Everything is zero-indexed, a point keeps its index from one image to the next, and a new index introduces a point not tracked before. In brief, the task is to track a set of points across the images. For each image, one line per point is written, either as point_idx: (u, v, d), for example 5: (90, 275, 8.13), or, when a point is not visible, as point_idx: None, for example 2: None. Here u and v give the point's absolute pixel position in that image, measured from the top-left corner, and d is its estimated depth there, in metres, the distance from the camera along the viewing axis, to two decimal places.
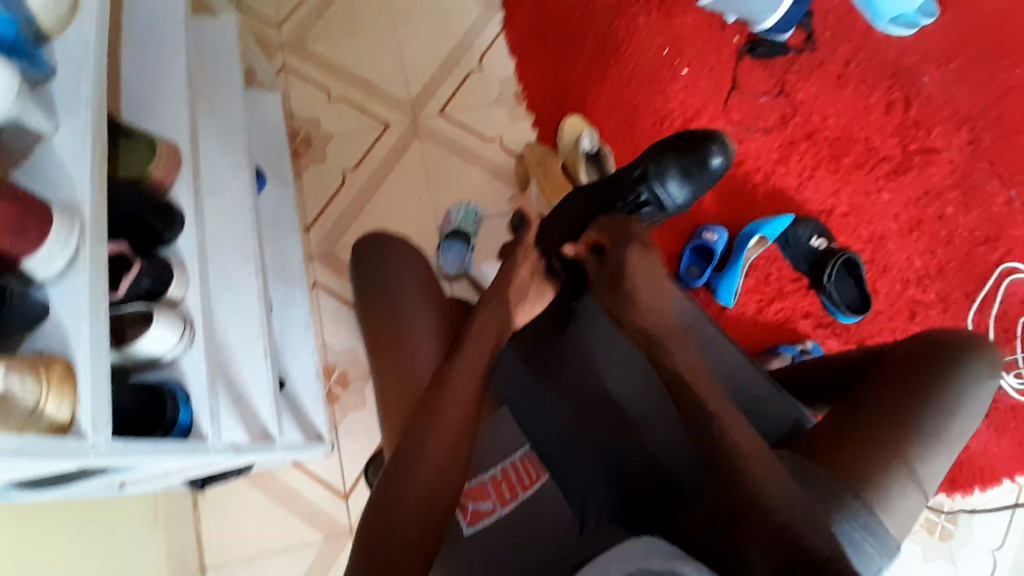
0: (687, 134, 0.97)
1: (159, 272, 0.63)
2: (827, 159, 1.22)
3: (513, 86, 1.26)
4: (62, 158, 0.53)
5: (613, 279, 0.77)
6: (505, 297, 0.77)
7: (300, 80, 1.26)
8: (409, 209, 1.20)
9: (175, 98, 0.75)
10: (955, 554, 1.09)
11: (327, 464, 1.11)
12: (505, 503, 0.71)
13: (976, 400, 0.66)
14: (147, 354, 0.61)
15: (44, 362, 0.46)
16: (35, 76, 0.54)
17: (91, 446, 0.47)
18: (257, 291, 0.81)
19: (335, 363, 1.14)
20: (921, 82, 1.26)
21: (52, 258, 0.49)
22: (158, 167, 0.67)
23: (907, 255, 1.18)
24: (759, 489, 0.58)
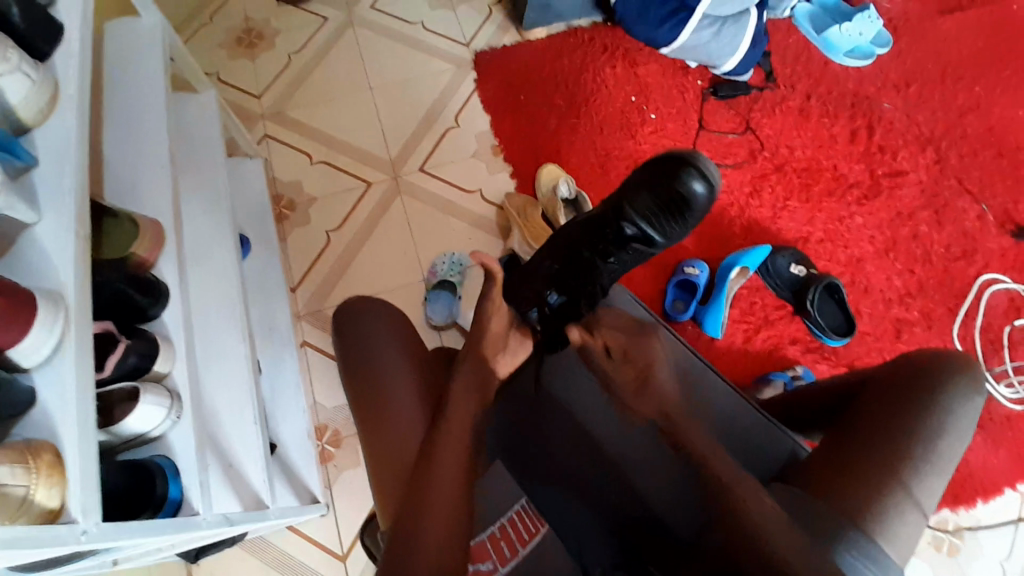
0: (664, 156, 0.75)
1: (146, 348, 0.63)
2: (798, 188, 1.26)
3: (489, 139, 1.30)
4: (46, 246, 0.55)
5: (624, 352, 0.76)
6: (486, 351, 0.75)
7: (281, 147, 1.29)
8: (394, 265, 1.21)
9: (160, 175, 0.77)
10: (969, 573, 1.07)
11: (323, 528, 1.08)
12: (505, 561, 0.68)
13: (965, 418, 0.67)
14: (135, 430, 0.61)
15: (33, 451, 0.46)
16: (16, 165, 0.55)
17: (83, 530, 0.46)
18: (246, 357, 0.81)
19: (327, 423, 1.13)
20: (882, 108, 1.31)
21: (38, 345, 0.49)
22: (142, 246, 0.68)
23: (886, 275, 1.20)
24: (761, 533, 0.58)
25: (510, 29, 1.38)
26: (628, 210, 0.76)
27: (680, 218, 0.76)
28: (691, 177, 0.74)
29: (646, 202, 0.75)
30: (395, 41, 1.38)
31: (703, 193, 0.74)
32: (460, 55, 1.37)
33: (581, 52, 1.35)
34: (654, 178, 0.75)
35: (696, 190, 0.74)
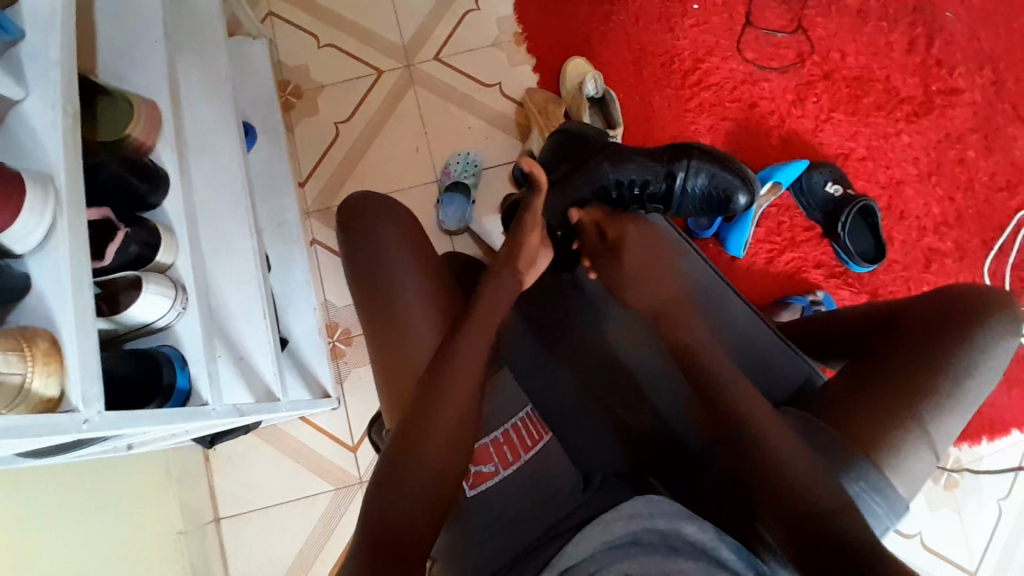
0: (730, 157, 0.82)
1: (147, 237, 0.60)
2: (845, 100, 1.16)
3: (512, 27, 1.19)
4: (34, 128, 0.50)
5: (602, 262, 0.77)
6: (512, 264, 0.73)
7: (286, 27, 1.19)
8: (404, 163, 1.15)
9: (153, 51, 0.70)
10: (960, 502, 1.09)
11: (334, 419, 1.11)
12: (507, 465, 0.66)
13: (996, 360, 0.63)
14: (140, 320, 0.58)
15: (28, 337, 0.44)
16: (1, 39, 0.50)
17: (83, 419, 0.44)
18: (253, 253, 0.78)
19: (337, 320, 1.12)
20: (942, 19, 1.17)
21: (28, 230, 0.46)
22: (136, 128, 0.63)
23: (925, 201, 1.14)
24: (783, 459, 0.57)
25: None
26: (679, 172, 0.81)
27: (700, 210, 0.83)
28: (741, 190, 0.81)
29: (701, 175, 0.81)
30: None
31: (738, 207, 0.82)
32: None
33: None
34: (714, 163, 0.81)
35: (737, 200, 0.82)
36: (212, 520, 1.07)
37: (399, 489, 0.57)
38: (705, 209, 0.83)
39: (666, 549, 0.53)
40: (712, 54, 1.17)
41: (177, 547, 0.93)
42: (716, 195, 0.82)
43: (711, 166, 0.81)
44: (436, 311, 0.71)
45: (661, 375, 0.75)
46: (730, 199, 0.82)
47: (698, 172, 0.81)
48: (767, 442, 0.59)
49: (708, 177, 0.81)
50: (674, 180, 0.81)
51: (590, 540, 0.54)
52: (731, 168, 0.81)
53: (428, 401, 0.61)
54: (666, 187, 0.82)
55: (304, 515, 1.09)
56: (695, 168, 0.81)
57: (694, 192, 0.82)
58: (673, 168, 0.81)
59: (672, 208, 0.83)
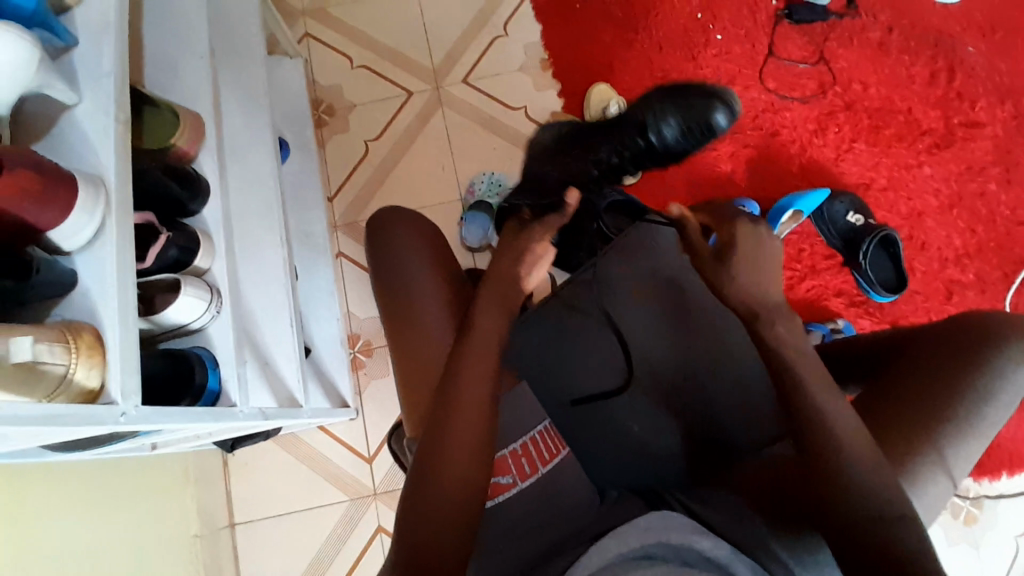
0: (689, 87, 0.83)
1: (186, 241, 0.62)
2: (866, 131, 1.17)
3: (539, 52, 1.22)
4: (87, 132, 0.53)
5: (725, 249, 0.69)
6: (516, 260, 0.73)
7: (321, 47, 1.24)
8: (428, 180, 1.18)
9: (199, 65, 0.73)
10: (979, 538, 1.07)
11: (353, 429, 1.12)
12: (525, 477, 0.67)
13: (1013, 386, 0.63)
14: (174, 321, 0.60)
15: (73, 331, 0.46)
16: (56, 45, 0.53)
17: (122, 412, 0.46)
18: (283, 262, 0.80)
19: (359, 332, 1.14)
20: (964, 52, 1.19)
21: (78, 228, 0.48)
22: (182, 139, 0.66)
23: (946, 232, 1.14)
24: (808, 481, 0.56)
25: None
26: (648, 121, 0.81)
27: (689, 149, 0.83)
28: (718, 109, 0.81)
29: (669, 117, 0.81)
30: None
31: (722, 124, 0.81)
32: None
33: None
34: (678, 97, 0.82)
35: (718, 120, 0.81)
36: (228, 524, 1.07)
37: (429, 501, 0.57)
38: (693, 143, 0.82)
39: (680, 563, 0.53)
40: (734, 82, 1.19)
41: (191, 550, 0.94)
42: (696, 125, 0.81)
43: (679, 101, 0.81)
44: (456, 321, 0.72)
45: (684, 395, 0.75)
46: (711, 123, 0.80)
47: (668, 113, 0.81)
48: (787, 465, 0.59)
49: (677, 118, 0.81)
50: (651, 133, 0.81)
51: (606, 552, 0.54)
52: (695, 93, 0.82)
53: (448, 407, 0.62)
54: (643, 143, 0.82)
55: (318, 525, 1.09)
56: (662, 105, 0.81)
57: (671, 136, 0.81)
58: (642, 123, 0.82)
59: (658, 161, 0.83)
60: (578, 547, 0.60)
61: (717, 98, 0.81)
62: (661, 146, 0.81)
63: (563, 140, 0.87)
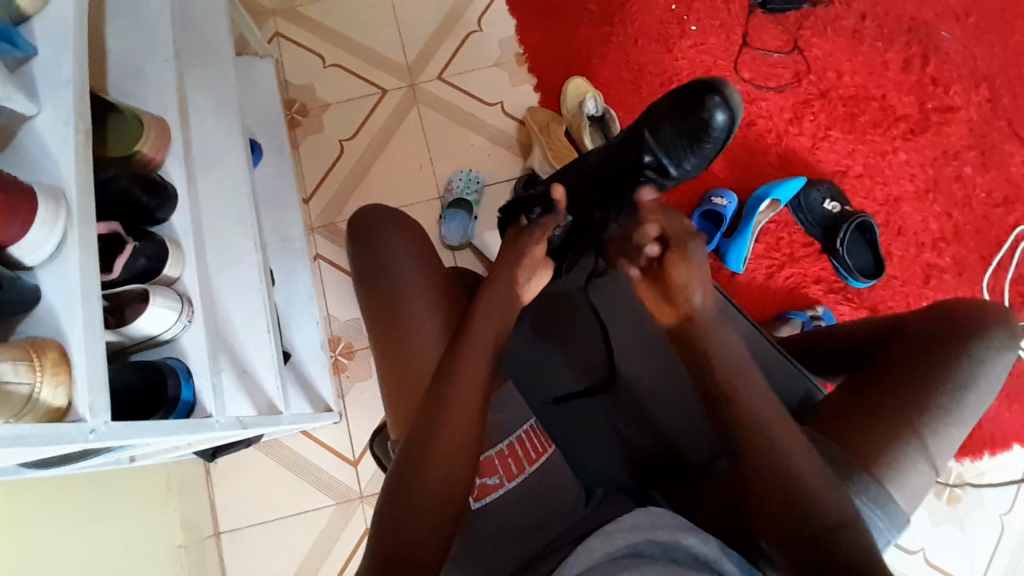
0: (683, 89, 0.83)
1: (155, 250, 0.61)
2: (842, 118, 1.18)
3: (514, 47, 1.21)
4: (46, 143, 0.51)
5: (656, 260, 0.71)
6: (514, 267, 0.73)
7: (293, 47, 1.22)
8: (406, 179, 1.17)
9: (164, 70, 0.71)
10: (962, 518, 1.08)
11: (337, 433, 1.11)
12: (512, 477, 0.66)
13: (993, 373, 0.64)
14: (145, 333, 0.59)
15: (36, 347, 0.44)
16: (13, 56, 0.51)
17: (91, 429, 0.45)
18: (258, 268, 0.79)
19: (340, 334, 1.13)
20: (936, 38, 1.20)
21: (40, 242, 0.47)
22: (147, 145, 0.64)
23: (923, 217, 1.15)
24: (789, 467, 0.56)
25: None
26: (649, 136, 0.82)
27: (701, 153, 0.82)
28: (714, 104, 0.80)
29: (668, 128, 0.81)
30: None
31: (722, 123, 0.81)
32: None
33: None
34: (674, 106, 0.82)
35: (718, 120, 0.80)
36: (213, 534, 1.06)
37: (412, 501, 0.57)
38: (699, 149, 0.82)
39: (667, 560, 0.53)
40: (710, 73, 1.19)
41: (177, 562, 0.93)
42: (694, 131, 0.81)
43: (675, 111, 0.81)
44: (444, 321, 0.72)
45: (666, 389, 0.75)
46: (711, 120, 0.80)
47: (666, 126, 0.81)
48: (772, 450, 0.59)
49: (675, 128, 0.81)
50: (654, 149, 0.82)
51: (593, 551, 0.55)
52: (690, 96, 0.81)
53: (438, 407, 0.61)
54: (649, 160, 0.82)
55: (306, 530, 1.08)
56: (659, 117, 0.82)
57: (674, 147, 0.81)
58: (643, 141, 0.82)
59: (675, 174, 0.83)
60: (566, 548, 0.59)
61: (711, 91, 0.80)
62: (668, 161, 0.82)
63: (571, 170, 0.87)
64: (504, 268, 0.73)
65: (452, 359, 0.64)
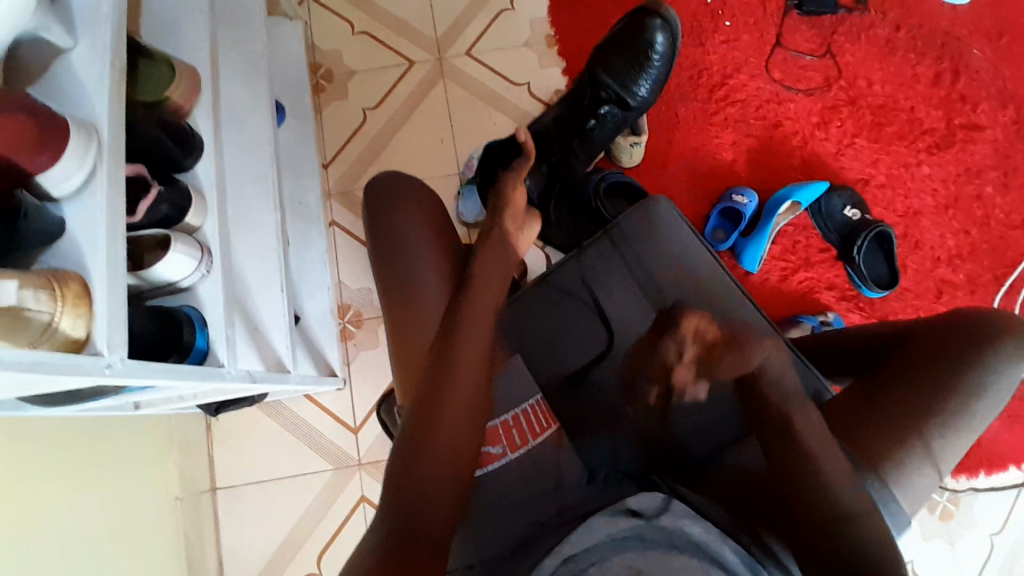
0: (627, 24, 1.02)
1: (178, 198, 0.60)
2: (868, 127, 1.17)
3: (545, 29, 1.20)
4: (80, 77, 0.51)
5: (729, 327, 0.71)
6: (504, 233, 0.74)
7: (322, 11, 1.21)
8: (427, 153, 1.17)
9: (197, 19, 0.71)
10: (953, 535, 1.09)
11: (339, 400, 1.11)
12: (515, 448, 0.66)
13: (1005, 384, 0.63)
14: (165, 279, 0.59)
15: (59, 278, 0.44)
16: None
17: (107, 364, 0.45)
18: (275, 227, 0.79)
19: (350, 302, 1.13)
20: (970, 54, 1.18)
21: (69, 173, 0.47)
22: (177, 92, 0.64)
23: (940, 233, 1.14)
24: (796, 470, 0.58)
25: None
26: (606, 77, 1.02)
27: (649, 74, 1.02)
28: (656, 28, 1.00)
29: (617, 66, 1.01)
30: None
31: (662, 47, 1.02)
32: None
33: None
34: (620, 44, 1.02)
35: (656, 43, 1.01)
36: (209, 490, 1.07)
37: (416, 470, 0.56)
38: (653, 80, 1.03)
39: (670, 546, 0.53)
40: (740, 71, 1.18)
41: (172, 514, 0.94)
42: (642, 65, 1.02)
43: (622, 49, 1.01)
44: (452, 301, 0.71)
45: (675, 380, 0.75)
46: (654, 47, 1.01)
47: (618, 65, 1.02)
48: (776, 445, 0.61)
49: (625, 68, 1.01)
50: (614, 87, 1.02)
51: (590, 533, 0.55)
52: (633, 30, 1.01)
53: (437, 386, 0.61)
54: (611, 96, 1.03)
55: (301, 493, 1.09)
56: (609, 53, 1.02)
57: (631, 84, 1.02)
58: (602, 80, 1.02)
59: (634, 103, 1.04)
60: (569, 525, 0.61)
61: (647, 28, 1.00)
62: (630, 94, 1.02)
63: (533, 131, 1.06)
64: (495, 232, 0.73)
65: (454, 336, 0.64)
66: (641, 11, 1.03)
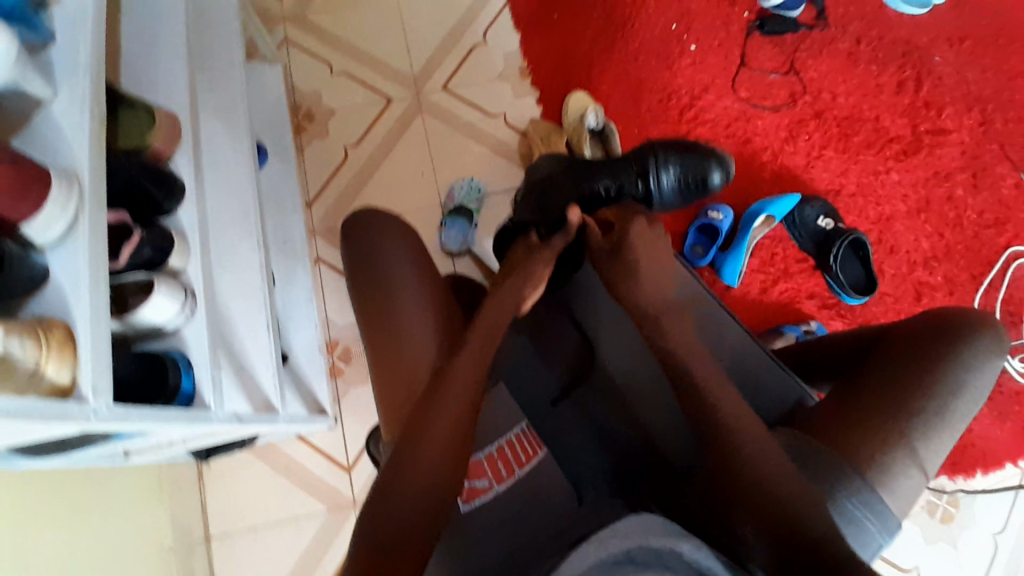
0: (696, 143, 0.93)
1: (160, 241, 0.62)
2: (836, 138, 1.20)
3: (518, 61, 1.24)
4: (61, 127, 0.52)
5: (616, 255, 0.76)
6: (515, 281, 0.76)
7: (301, 54, 1.24)
8: (407, 186, 1.19)
9: (176, 68, 0.73)
10: (955, 536, 1.09)
11: (331, 438, 1.11)
12: (502, 480, 0.68)
13: (981, 381, 0.65)
14: (150, 322, 0.60)
15: (44, 325, 0.45)
16: (33, 41, 0.52)
17: (92, 410, 0.46)
18: (259, 267, 0.81)
19: (338, 338, 1.14)
20: (931, 62, 1.23)
21: (52, 223, 0.47)
22: (157, 137, 0.66)
23: (914, 236, 1.17)
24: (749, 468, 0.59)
25: None
26: (652, 167, 0.88)
27: (682, 194, 0.90)
28: (714, 168, 0.91)
29: (672, 167, 0.89)
30: None
31: (713, 185, 0.91)
32: None
33: None
34: (683, 151, 0.90)
35: (712, 180, 0.91)
36: (203, 539, 1.06)
37: (395, 495, 0.57)
38: (686, 196, 0.90)
39: (663, 568, 0.53)
40: (707, 92, 1.22)
41: (166, 564, 0.93)
42: (690, 180, 0.90)
43: (683, 154, 0.90)
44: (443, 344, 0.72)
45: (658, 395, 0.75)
46: (706, 180, 0.90)
47: (672, 161, 0.89)
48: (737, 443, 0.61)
49: (678, 172, 0.89)
50: (651, 178, 0.88)
51: (585, 558, 0.54)
52: (699, 151, 0.91)
53: (419, 426, 0.61)
54: (640, 187, 0.88)
55: (298, 534, 1.08)
56: (671, 152, 0.90)
57: (668, 187, 0.89)
58: (646, 169, 0.89)
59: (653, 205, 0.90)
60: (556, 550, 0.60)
61: (705, 157, 0.91)
62: (657, 190, 0.89)
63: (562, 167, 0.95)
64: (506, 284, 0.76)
65: (443, 377, 0.65)
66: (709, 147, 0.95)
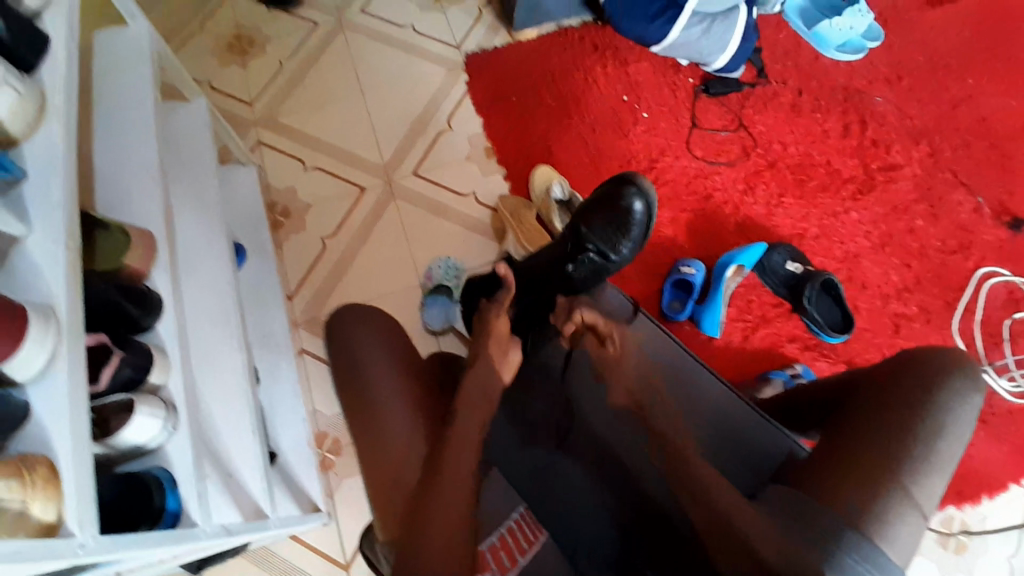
0: (606, 185, 0.98)
1: (140, 359, 0.62)
2: (792, 185, 1.26)
3: (482, 141, 1.30)
4: (38, 262, 0.53)
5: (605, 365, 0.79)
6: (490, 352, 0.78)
7: (273, 154, 1.29)
8: (386, 272, 1.21)
9: (151, 185, 0.76)
10: (974, 567, 1.06)
11: (326, 535, 1.08)
12: (505, 571, 0.68)
13: (963, 418, 0.65)
14: (132, 443, 0.59)
15: (28, 465, 0.45)
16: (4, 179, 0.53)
17: (80, 544, 0.45)
18: (242, 368, 0.81)
19: (327, 430, 1.12)
20: (873, 103, 1.31)
21: (32, 358, 0.48)
22: (133, 258, 0.67)
23: (883, 270, 1.20)
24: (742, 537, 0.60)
25: (501, 30, 1.39)
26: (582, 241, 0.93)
27: (629, 237, 0.95)
28: (632, 195, 0.95)
29: (597, 228, 0.94)
30: (386, 47, 1.38)
31: (642, 208, 0.95)
32: (451, 58, 1.37)
33: (572, 53, 1.35)
34: (600, 204, 0.95)
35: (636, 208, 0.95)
36: None
37: None
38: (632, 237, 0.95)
39: None
40: (665, 154, 1.28)
41: None
42: (620, 223, 0.94)
43: (601, 208, 0.95)
44: (433, 431, 0.71)
45: None
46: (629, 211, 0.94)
47: (596, 224, 0.94)
48: (731, 515, 0.62)
49: (605, 228, 0.94)
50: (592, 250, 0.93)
51: None
52: (612, 192, 0.96)
53: (414, 527, 0.60)
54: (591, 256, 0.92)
55: None
56: (589, 214, 0.95)
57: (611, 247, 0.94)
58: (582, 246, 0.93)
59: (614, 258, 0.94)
60: None
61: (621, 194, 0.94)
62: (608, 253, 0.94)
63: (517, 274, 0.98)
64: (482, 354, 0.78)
65: (435, 468, 0.64)
66: (620, 175, 0.99)
